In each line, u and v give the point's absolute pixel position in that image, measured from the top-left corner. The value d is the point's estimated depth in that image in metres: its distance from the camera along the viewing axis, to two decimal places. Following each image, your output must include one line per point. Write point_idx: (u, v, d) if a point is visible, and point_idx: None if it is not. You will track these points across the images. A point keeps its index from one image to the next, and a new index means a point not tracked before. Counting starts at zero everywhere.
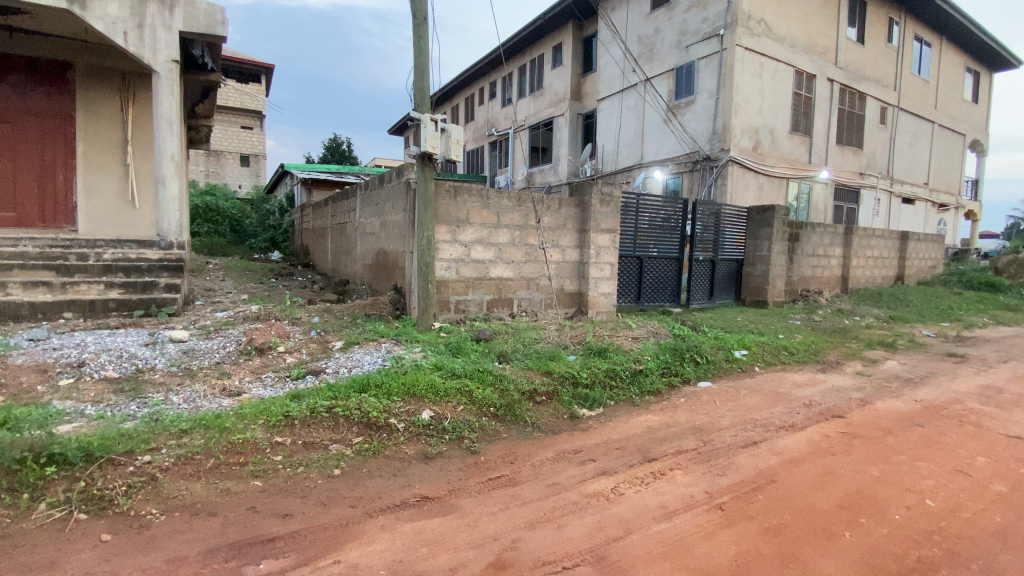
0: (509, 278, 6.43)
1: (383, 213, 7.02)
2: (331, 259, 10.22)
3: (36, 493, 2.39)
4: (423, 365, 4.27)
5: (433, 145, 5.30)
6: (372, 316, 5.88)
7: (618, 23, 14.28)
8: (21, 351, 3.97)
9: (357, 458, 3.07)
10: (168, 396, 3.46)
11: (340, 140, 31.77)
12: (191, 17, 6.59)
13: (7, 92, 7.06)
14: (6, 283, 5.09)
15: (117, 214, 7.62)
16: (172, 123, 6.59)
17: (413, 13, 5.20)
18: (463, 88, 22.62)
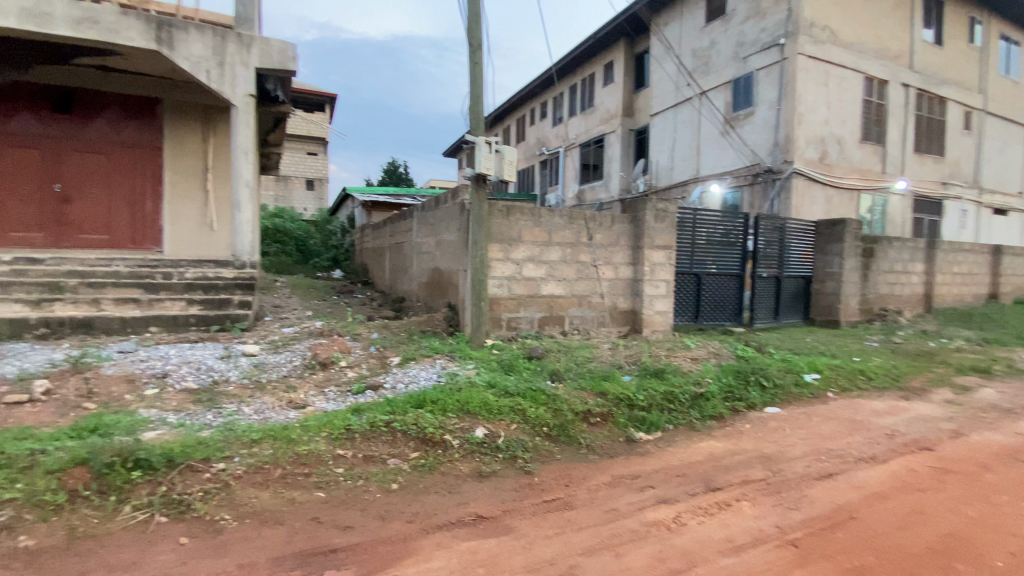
0: (561, 296, 6.38)
1: (438, 232, 7.20)
2: (388, 277, 10.58)
3: (123, 496, 2.57)
4: (477, 382, 4.29)
5: (487, 167, 5.40)
6: (426, 332, 5.99)
7: (671, 38, 14.14)
8: (114, 362, 4.35)
9: (413, 473, 3.10)
10: (240, 407, 3.66)
11: (397, 162, 33.15)
12: (266, 54, 7.13)
13: (104, 127, 7.81)
14: (102, 300, 5.57)
15: (198, 237, 8.30)
16: (248, 153, 7.14)
17: (469, 40, 5.38)
18: (515, 109, 23.06)
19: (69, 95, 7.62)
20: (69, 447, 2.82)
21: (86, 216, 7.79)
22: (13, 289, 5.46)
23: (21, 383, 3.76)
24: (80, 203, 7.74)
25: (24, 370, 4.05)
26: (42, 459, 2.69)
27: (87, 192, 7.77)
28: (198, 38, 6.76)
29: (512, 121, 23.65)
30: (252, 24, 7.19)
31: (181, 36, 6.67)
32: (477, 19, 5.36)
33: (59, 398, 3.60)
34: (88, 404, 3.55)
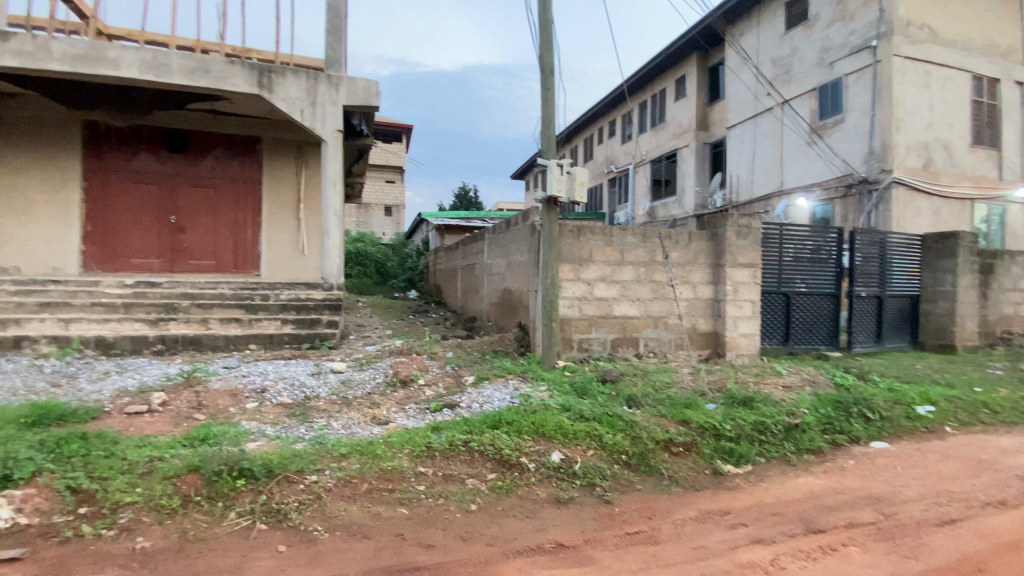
0: (635, 316, 6.20)
1: (509, 253, 7.29)
2: (460, 297, 10.83)
3: (229, 502, 2.76)
4: (552, 405, 4.23)
5: (558, 188, 5.42)
6: (498, 352, 6.02)
7: (748, 48, 13.67)
8: (220, 377, 4.76)
9: (492, 495, 3.09)
10: (329, 421, 3.85)
11: (468, 187, 34.36)
12: (353, 92, 7.70)
13: (213, 163, 8.74)
14: (211, 319, 6.16)
15: (291, 261, 9.08)
16: (336, 183, 7.70)
17: (541, 66, 5.50)
18: (583, 129, 23.15)
19: (184, 137, 8.59)
20: (182, 455, 3.08)
21: (196, 243, 8.68)
22: (137, 310, 6.16)
23: (143, 395, 4.20)
24: (192, 232, 8.65)
25: (145, 384, 4.52)
26: (160, 465, 2.95)
27: (198, 222, 8.68)
28: (294, 81, 7.42)
29: (580, 141, 23.74)
30: (340, 66, 7.81)
31: (279, 80, 7.35)
32: (550, 45, 5.47)
33: (172, 408, 3.98)
34: (198, 415, 3.90)
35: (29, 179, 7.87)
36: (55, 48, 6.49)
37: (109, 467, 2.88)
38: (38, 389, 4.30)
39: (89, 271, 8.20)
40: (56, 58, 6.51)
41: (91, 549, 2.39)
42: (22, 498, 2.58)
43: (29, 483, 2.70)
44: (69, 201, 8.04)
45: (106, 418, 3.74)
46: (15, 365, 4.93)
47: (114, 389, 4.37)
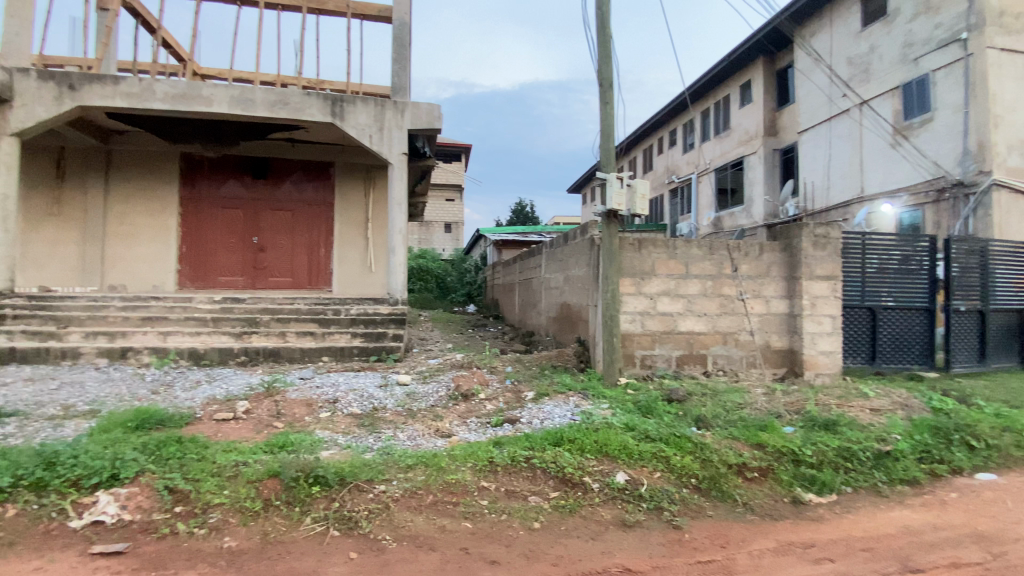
0: (702, 332, 5.96)
1: (567, 267, 7.27)
2: (518, 311, 10.89)
3: (305, 508, 2.90)
4: (614, 423, 4.12)
5: (618, 202, 5.36)
6: (558, 367, 5.97)
7: (820, 48, 12.97)
8: (297, 387, 5.06)
9: (555, 513, 3.04)
10: (395, 433, 3.98)
11: (525, 202, 34.74)
12: (417, 116, 8.05)
13: (291, 188, 9.41)
14: (288, 332, 6.58)
15: (359, 278, 9.56)
16: (401, 203, 8.04)
17: (600, 81, 5.49)
18: (643, 140, 22.81)
19: (266, 164, 9.32)
20: (263, 461, 3.28)
21: (274, 262, 9.34)
22: (224, 323, 6.69)
23: (229, 404, 4.54)
24: (271, 252, 9.32)
25: (230, 392, 4.88)
26: (244, 470, 3.15)
27: (276, 242, 9.35)
28: (363, 108, 7.86)
29: (639, 152, 23.40)
30: (405, 92, 8.20)
31: (350, 108, 7.83)
32: (608, 60, 5.47)
33: (254, 416, 4.26)
34: (277, 423, 4.15)
35: (136, 207, 8.81)
36: (159, 89, 7.27)
37: (201, 469, 3.11)
38: (141, 395, 4.76)
39: (184, 288, 9.01)
40: (160, 98, 7.29)
41: (184, 546, 2.60)
42: (128, 496, 2.85)
43: (133, 481, 2.98)
44: (168, 225, 8.91)
45: (197, 423, 4.07)
46: (122, 373, 5.49)
47: (203, 397, 4.74)
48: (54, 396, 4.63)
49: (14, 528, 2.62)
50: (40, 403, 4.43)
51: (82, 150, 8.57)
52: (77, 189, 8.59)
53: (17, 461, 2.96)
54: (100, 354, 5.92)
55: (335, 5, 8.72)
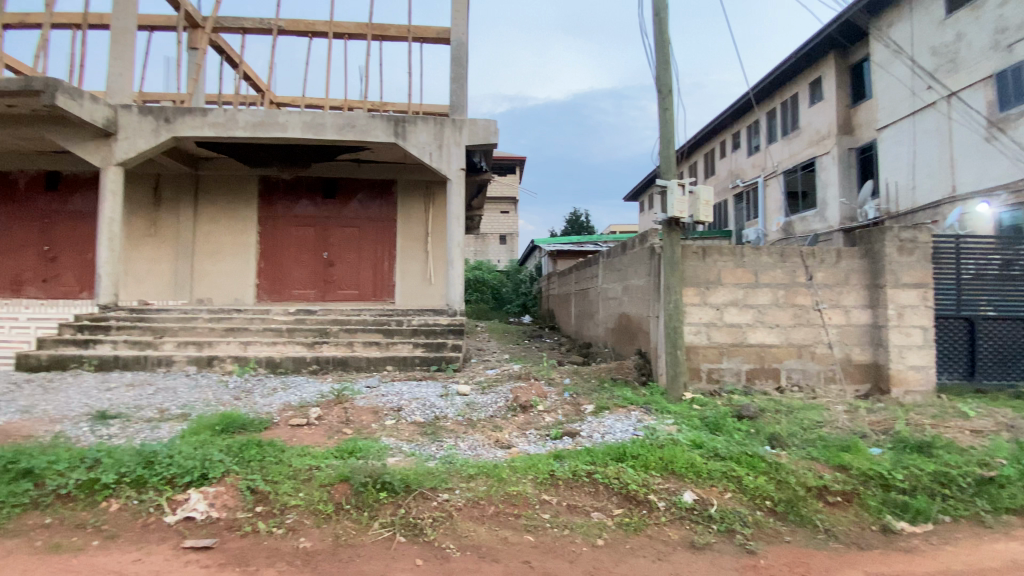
0: (774, 345, 5.64)
1: (626, 277, 7.13)
2: (575, 322, 10.79)
3: (373, 513, 3.00)
4: (680, 440, 3.97)
5: (680, 210, 5.20)
6: (618, 380, 5.83)
7: (899, 39, 12.08)
8: (364, 395, 5.28)
9: (619, 531, 2.96)
10: (457, 442, 4.04)
11: (581, 212, 34.57)
12: (474, 132, 8.26)
13: (357, 205, 9.91)
14: (354, 342, 6.89)
15: (420, 290, 9.88)
16: (459, 217, 8.24)
17: (659, 87, 5.40)
18: (704, 143, 22.07)
19: (334, 184, 9.88)
20: (334, 465, 3.44)
21: (342, 275, 9.83)
22: (297, 334, 7.13)
23: (303, 410, 4.80)
24: (339, 266, 9.83)
25: (303, 400, 5.16)
26: (317, 473, 3.31)
27: (343, 257, 9.85)
28: (423, 127, 8.17)
29: (700, 156, 22.66)
30: (463, 110, 8.45)
31: (411, 128, 8.16)
32: (668, 65, 5.37)
33: (325, 422, 4.48)
34: (346, 429, 4.33)
35: (220, 227, 9.60)
36: (240, 119, 7.92)
37: (279, 471, 3.31)
38: (225, 401, 5.14)
39: (262, 301, 9.68)
40: (241, 127, 7.93)
41: (264, 544, 2.76)
42: (215, 494, 3.07)
43: (220, 481, 3.21)
44: (248, 243, 9.63)
45: (274, 428, 4.33)
46: (209, 380, 5.96)
47: (279, 403, 5.05)
48: (150, 400, 5.10)
49: (119, 521, 2.89)
50: (141, 407, 4.89)
51: (176, 177, 9.46)
52: (171, 212, 9.49)
53: (120, 460, 3.27)
54: (190, 362, 6.45)
55: (396, 31, 9.17)
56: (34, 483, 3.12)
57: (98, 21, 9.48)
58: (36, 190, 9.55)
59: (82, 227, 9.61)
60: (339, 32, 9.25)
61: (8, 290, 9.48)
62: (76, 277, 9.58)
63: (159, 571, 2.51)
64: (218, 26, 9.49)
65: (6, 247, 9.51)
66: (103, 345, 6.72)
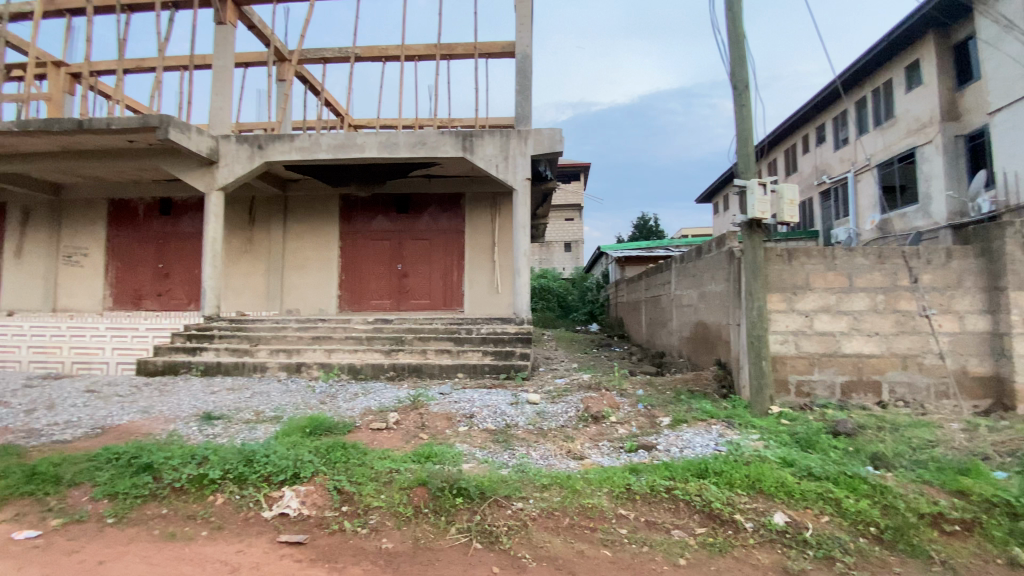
0: (874, 355, 5.16)
1: (702, 283, 6.84)
2: (646, 330, 10.49)
3: (450, 518, 3.06)
4: (767, 457, 3.72)
5: (761, 210, 4.92)
6: (696, 392, 5.57)
7: (1010, 13, 10.76)
8: (438, 401, 5.43)
9: (702, 551, 2.81)
10: (529, 451, 4.03)
11: (649, 216, 33.63)
12: (540, 142, 8.33)
13: (428, 219, 10.29)
14: (427, 350, 7.14)
15: (488, 299, 10.04)
16: (526, 227, 8.31)
17: (734, 84, 5.17)
18: (785, 139, 20.75)
19: (407, 199, 10.33)
20: (413, 469, 3.56)
21: (415, 286, 10.23)
22: (375, 342, 7.50)
23: (382, 414, 5.03)
24: (412, 277, 10.24)
25: (383, 404, 5.40)
26: (397, 477, 3.44)
27: (416, 268, 10.25)
28: (490, 140, 8.36)
29: (781, 153, 21.34)
30: (528, 121, 8.55)
31: (478, 141, 8.37)
32: (743, 60, 5.13)
33: (403, 427, 4.66)
34: (422, 434, 4.48)
35: (305, 243, 10.35)
36: (323, 142, 8.53)
37: (362, 473, 3.48)
38: (312, 404, 5.50)
39: (343, 311, 10.29)
40: (324, 150, 8.53)
41: (350, 543, 2.90)
42: (306, 493, 3.28)
43: (310, 480, 3.43)
44: (330, 257, 10.30)
45: (357, 431, 4.57)
46: (299, 385, 6.41)
47: (361, 408, 5.32)
48: (248, 403, 5.57)
49: (223, 514, 3.16)
50: (240, 409, 5.35)
51: (267, 199, 10.34)
52: (263, 230, 10.36)
53: (224, 457, 3.59)
54: (281, 368, 6.98)
55: (463, 49, 9.49)
56: (153, 476, 3.49)
57: (203, 62, 10.64)
58: (153, 215, 10.80)
59: (190, 246, 10.74)
60: (409, 54, 9.73)
61: (130, 303, 10.75)
62: (184, 291, 10.71)
63: (259, 563, 2.70)
64: (302, 58, 10.32)
65: (129, 266, 10.81)
66: (208, 352, 7.43)
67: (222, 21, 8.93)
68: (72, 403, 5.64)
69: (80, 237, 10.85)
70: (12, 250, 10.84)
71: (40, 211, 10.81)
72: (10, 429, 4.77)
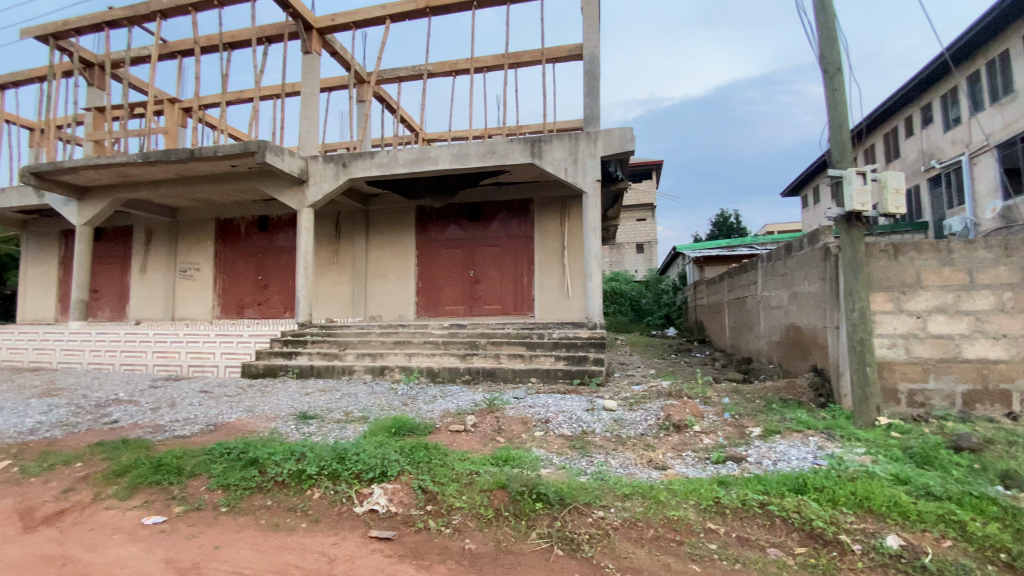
0: (1001, 360, 4.57)
1: (793, 283, 6.36)
2: (730, 334, 9.93)
3: (530, 523, 3.06)
4: (876, 474, 3.38)
5: (861, 202, 4.49)
6: (790, 401, 5.17)
7: None
8: (513, 406, 5.48)
9: (803, 572, 2.58)
10: (608, 459, 3.95)
11: (729, 212, 31.94)
12: (610, 143, 8.19)
13: (499, 225, 10.46)
14: (501, 355, 7.23)
15: (560, 303, 9.99)
16: (597, 230, 8.21)
17: (823, 67, 4.79)
18: (885, 122, 18.81)
19: (478, 207, 10.58)
20: (492, 472, 3.61)
21: (487, 292, 10.43)
22: (451, 346, 7.73)
23: (461, 417, 5.17)
24: (485, 283, 10.45)
25: (460, 407, 5.54)
26: (477, 479, 3.52)
27: (488, 275, 10.45)
28: (559, 144, 8.35)
29: (879, 137, 19.38)
30: (597, 122, 8.45)
31: (547, 146, 8.40)
32: (834, 41, 4.74)
33: (481, 430, 4.75)
34: (499, 438, 4.54)
35: (385, 253, 10.91)
36: (400, 157, 8.96)
37: (444, 473, 3.59)
38: (396, 406, 5.77)
39: (420, 317, 10.71)
40: (401, 164, 8.96)
41: (435, 541, 2.98)
42: (393, 490, 3.45)
43: (396, 479, 3.59)
44: (407, 265, 10.78)
45: (437, 432, 4.73)
46: (383, 387, 6.76)
47: (440, 410, 5.51)
48: (339, 403, 5.96)
49: (320, 507, 3.39)
50: (332, 409, 5.74)
51: (351, 213, 11.03)
52: (347, 242, 11.06)
53: (320, 455, 3.85)
54: (366, 371, 7.38)
55: (530, 56, 9.60)
56: (259, 470, 3.83)
57: (293, 90, 11.61)
58: (253, 232, 11.90)
59: (284, 259, 11.72)
60: (478, 66, 10.00)
61: (235, 312, 11.90)
62: (280, 300, 11.69)
63: (353, 556, 2.85)
64: (379, 79, 10.94)
65: (233, 278, 11.97)
66: (302, 356, 8.05)
67: (308, 51, 9.69)
68: (189, 402, 6.32)
69: (192, 253, 12.18)
70: (139, 267, 12.38)
71: (161, 232, 12.28)
72: (141, 425, 5.44)
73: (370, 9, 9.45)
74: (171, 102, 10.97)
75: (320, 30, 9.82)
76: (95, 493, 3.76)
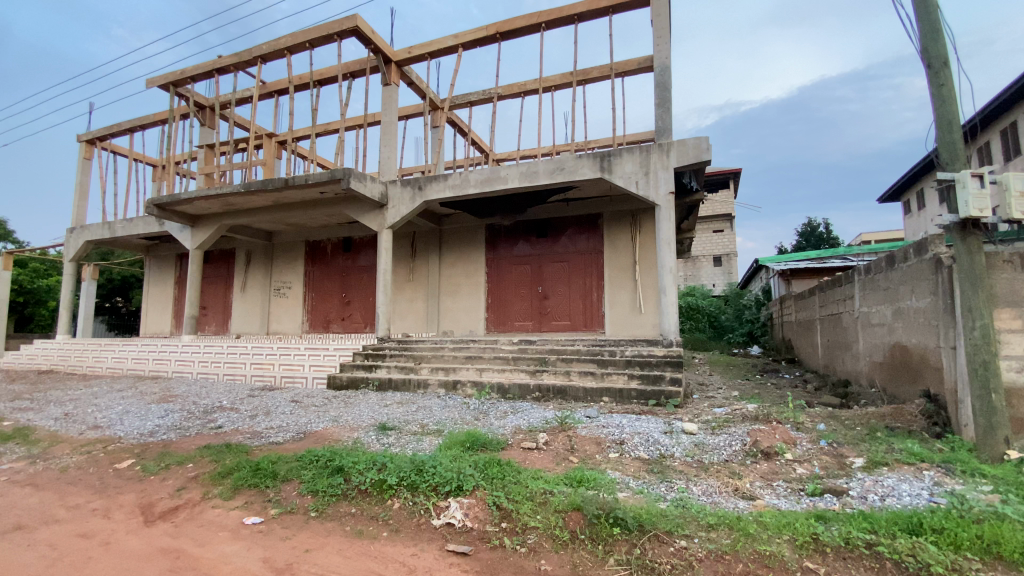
0: None
1: (897, 299, 5.79)
2: (823, 354, 9.15)
3: (608, 548, 2.97)
4: (1006, 515, 2.95)
5: (979, 208, 4.03)
6: (898, 430, 4.63)
7: None
8: (585, 425, 5.39)
9: None
10: (689, 485, 3.75)
11: (818, 222, 29.67)
12: (683, 153, 7.94)
13: (567, 242, 10.46)
14: (572, 372, 7.17)
15: (630, 319, 9.79)
16: (671, 243, 7.99)
17: (928, 61, 4.36)
18: (1003, 115, 16.53)
19: (548, 225, 10.63)
20: (566, 492, 3.56)
21: (556, 307, 10.41)
22: (521, 362, 7.81)
23: (532, 434, 5.18)
24: (554, 299, 10.44)
25: (532, 424, 5.55)
26: (552, 499, 3.48)
27: (557, 290, 10.44)
28: (629, 157, 8.24)
29: (996, 133, 17.05)
30: (669, 133, 8.23)
31: (617, 160, 8.31)
32: (938, 33, 4.33)
33: (552, 448, 4.72)
34: (572, 457, 4.48)
35: (458, 270, 11.27)
36: (472, 178, 9.25)
37: (519, 491, 3.58)
38: (469, 420, 5.89)
39: (490, 331, 10.88)
40: (473, 184, 9.24)
41: (511, 560, 2.98)
42: (468, 505, 3.49)
43: (472, 493, 3.64)
44: (478, 282, 11.05)
45: (510, 449, 4.75)
46: (456, 401, 6.92)
47: (512, 426, 5.54)
48: (415, 416, 6.18)
49: (399, 518, 3.51)
50: (409, 421, 5.97)
51: (426, 233, 11.54)
52: (422, 261, 11.55)
53: (400, 466, 3.99)
54: (440, 385, 7.57)
55: (598, 72, 9.61)
56: (344, 478, 4.05)
57: (373, 119, 12.47)
58: (337, 253, 12.77)
59: (365, 278, 12.44)
60: (546, 86, 10.15)
61: (321, 326, 12.77)
62: (361, 316, 12.42)
63: (431, 568, 2.92)
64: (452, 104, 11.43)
65: (320, 295, 12.88)
66: (381, 368, 8.45)
67: (387, 82, 10.36)
68: (282, 411, 6.84)
69: (285, 273, 13.29)
70: (240, 285, 13.67)
71: (259, 254, 13.52)
72: (241, 430, 5.97)
73: (443, 40, 9.97)
74: (268, 136, 12.11)
75: (398, 63, 10.49)
76: (203, 492, 4.16)
